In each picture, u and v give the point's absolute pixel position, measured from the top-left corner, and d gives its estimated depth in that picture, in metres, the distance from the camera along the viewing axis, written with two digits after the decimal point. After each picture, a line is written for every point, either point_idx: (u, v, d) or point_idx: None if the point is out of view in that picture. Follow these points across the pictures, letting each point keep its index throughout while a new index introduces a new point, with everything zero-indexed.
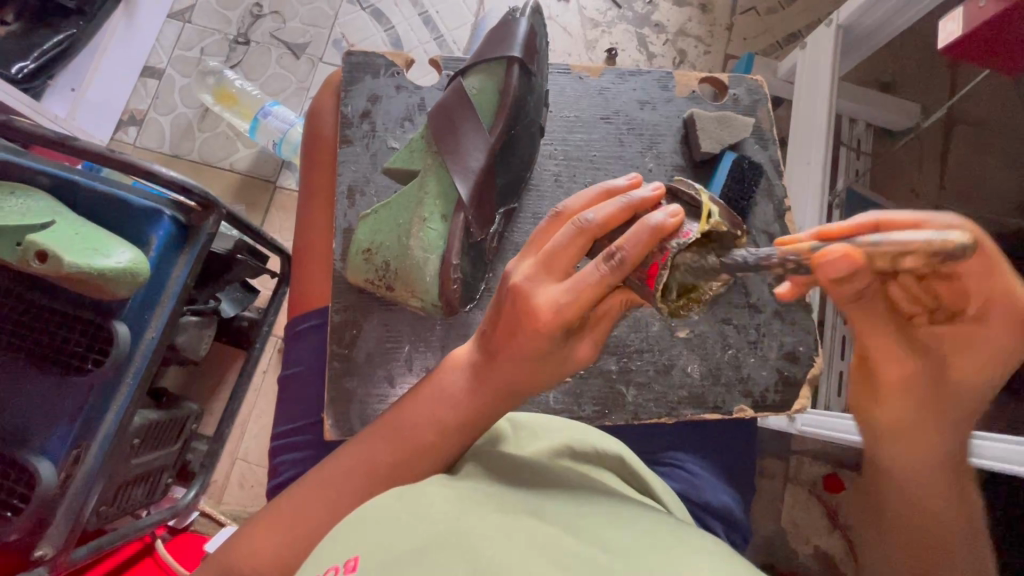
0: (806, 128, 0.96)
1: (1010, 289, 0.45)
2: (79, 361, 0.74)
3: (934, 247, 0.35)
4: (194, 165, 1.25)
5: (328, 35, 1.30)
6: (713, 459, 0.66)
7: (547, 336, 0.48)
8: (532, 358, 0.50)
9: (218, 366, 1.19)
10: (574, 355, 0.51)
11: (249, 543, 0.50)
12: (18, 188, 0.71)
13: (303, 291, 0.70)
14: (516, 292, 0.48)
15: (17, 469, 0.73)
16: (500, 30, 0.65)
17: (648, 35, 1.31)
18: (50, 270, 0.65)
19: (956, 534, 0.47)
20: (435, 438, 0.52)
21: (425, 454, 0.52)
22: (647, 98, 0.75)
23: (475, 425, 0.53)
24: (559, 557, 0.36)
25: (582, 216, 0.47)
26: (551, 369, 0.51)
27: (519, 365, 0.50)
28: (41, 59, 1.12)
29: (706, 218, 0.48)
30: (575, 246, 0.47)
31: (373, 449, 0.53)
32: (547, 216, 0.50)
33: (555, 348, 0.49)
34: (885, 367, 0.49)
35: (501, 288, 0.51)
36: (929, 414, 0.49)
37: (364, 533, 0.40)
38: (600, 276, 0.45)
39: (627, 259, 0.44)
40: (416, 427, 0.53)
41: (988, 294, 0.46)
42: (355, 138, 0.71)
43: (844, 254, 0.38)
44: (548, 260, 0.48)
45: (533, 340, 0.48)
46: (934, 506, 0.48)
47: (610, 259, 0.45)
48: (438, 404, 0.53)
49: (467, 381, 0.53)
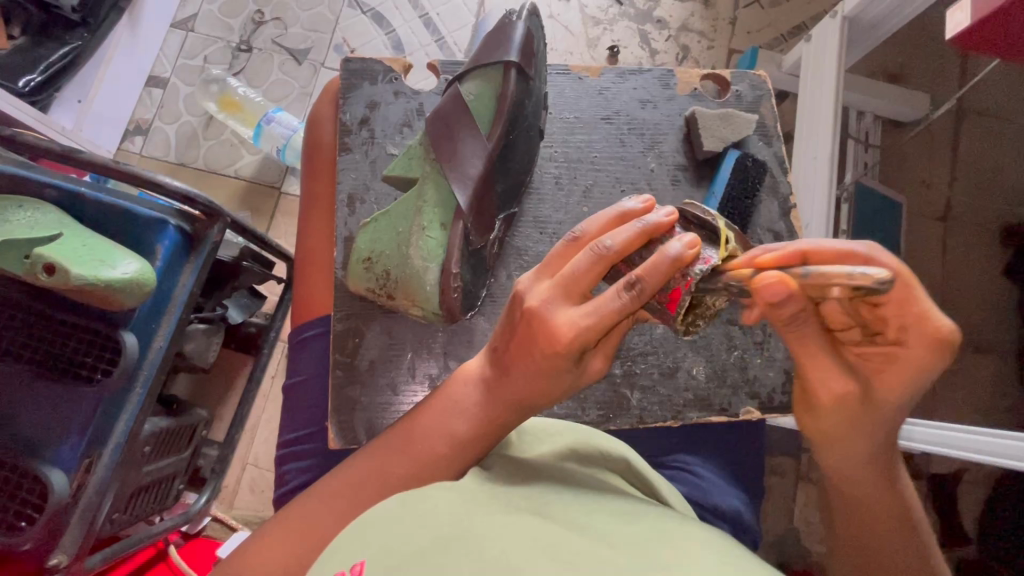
0: (812, 122, 0.94)
1: (928, 315, 0.42)
2: (89, 372, 0.75)
3: (852, 283, 0.34)
4: (199, 173, 1.26)
5: (330, 40, 1.30)
6: (721, 462, 0.65)
7: (566, 360, 0.47)
8: (548, 377, 0.49)
9: (227, 372, 1.20)
10: (589, 373, 0.51)
11: (255, 551, 0.50)
12: (25, 201, 0.72)
13: (306, 299, 0.71)
14: (533, 315, 0.48)
15: (29, 479, 0.74)
16: (496, 34, 0.64)
17: (651, 32, 1.30)
18: (58, 284, 0.66)
19: (899, 529, 0.51)
20: (443, 448, 0.52)
21: (435, 465, 0.52)
22: (648, 97, 0.74)
23: (487, 437, 0.53)
24: (565, 556, 0.36)
25: (601, 243, 0.47)
26: (567, 389, 0.51)
27: (533, 384, 0.50)
28: (47, 72, 1.13)
29: (725, 245, 0.49)
30: (593, 273, 0.47)
31: (384, 461, 0.53)
32: (563, 242, 0.50)
33: (573, 370, 0.49)
34: (820, 393, 0.48)
35: (515, 308, 0.50)
36: (859, 437, 0.49)
37: (368, 539, 0.40)
38: (620, 303, 0.45)
39: (647, 288, 0.44)
40: (428, 438, 0.53)
41: (902, 321, 0.43)
42: (354, 145, 0.71)
43: (779, 280, 0.38)
44: (566, 285, 0.48)
45: (551, 363, 0.48)
46: (880, 506, 0.51)
47: (630, 287, 0.44)
48: (450, 416, 0.53)
49: (480, 396, 0.53)
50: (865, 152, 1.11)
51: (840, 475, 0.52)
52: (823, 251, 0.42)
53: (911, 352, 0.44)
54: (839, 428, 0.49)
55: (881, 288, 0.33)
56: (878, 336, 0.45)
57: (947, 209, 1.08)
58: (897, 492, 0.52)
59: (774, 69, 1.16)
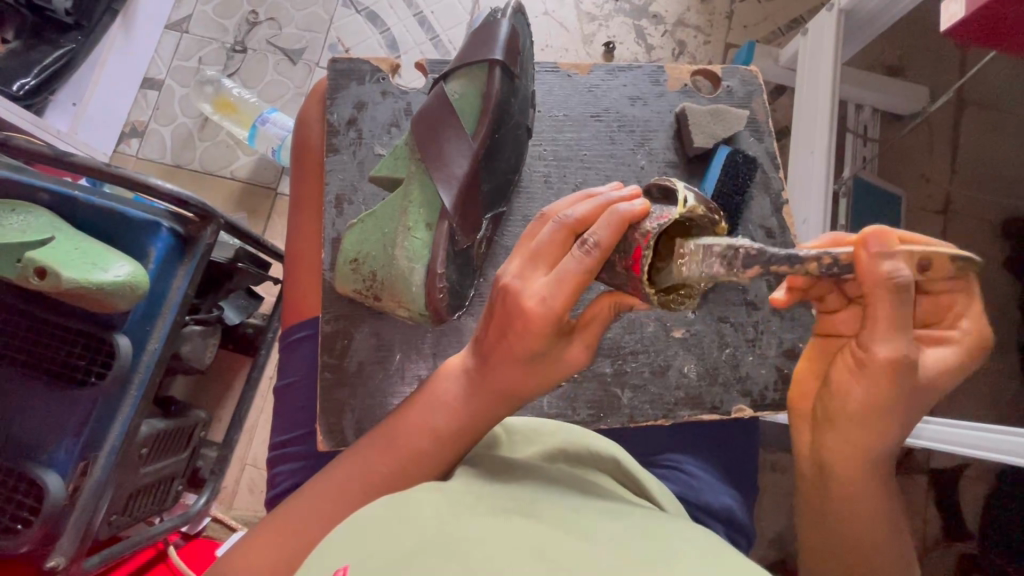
0: (808, 116, 0.93)
1: (985, 318, 0.48)
2: (83, 375, 0.75)
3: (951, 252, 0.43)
4: (195, 175, 1.26)
5: (324, 39, 1.30)
6: (713, 460, 0.65)
7: (537, 337, 0.47)
8: (522, 358, 0.49)
9: (225, 373, 1.20)
10: (567, 361, 0.50)
11: (244, 553, 0.50)
12: (18, 206, 0.72)
13: (296, 301, 0.70)
14: (504, 291, 0.48)
15: (25, 483, 0.74)
16: (481, 32, 0.64)
17: (647, 27, 1.29)
18: (49, 287, 0.66)
19: (875, 519, 0.51)
20: (427, 445, 0.52)
21: (419, 460, 0.52)
22: (638, 94, 0.74)
23: (470, 433, 0.53)
24: (551, 557, 0.36)
25: (562, 214, 0.48)
26: (543, 372, 0.50)
27: (506, 363, 0.50)
28: (42, 75, 1.14)
29: (684, 203, 0.47)
30: (557, 242, 0.47)
31: (371, 460, 0.53)
32: (533, 219, 0.50)
33: (545, 349, 0.49)
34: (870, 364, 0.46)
35: (491, 292, 0.51)
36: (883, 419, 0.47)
37: (353, 543, 0.40)
38: (578, 263, 0.45)
39: (599, 243, 0.45)
40: (412, 436, 0.53)
41: (963, 311, 0.48)
42: (342, 146, 0.71)
43: (888, 233, 0.42)
44: (533, 259, 0.48)
45: (520, 338, 0.48)
46: (868, 507, 0.51)
47: (583, 245, 0.45)
48: (432, 410, 0.53)
49: (462, 389, 0.53)
50: (863, 146, 1.10)
51: (844, 464, 0.50)
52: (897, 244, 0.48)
53: (963, 343, 0.47)
54: (876, 409, 0.47)
55: (967, 262, 0.43)
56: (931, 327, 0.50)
57: (946, 203, 1.07)
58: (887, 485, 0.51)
59: (770, 64, 1.15)
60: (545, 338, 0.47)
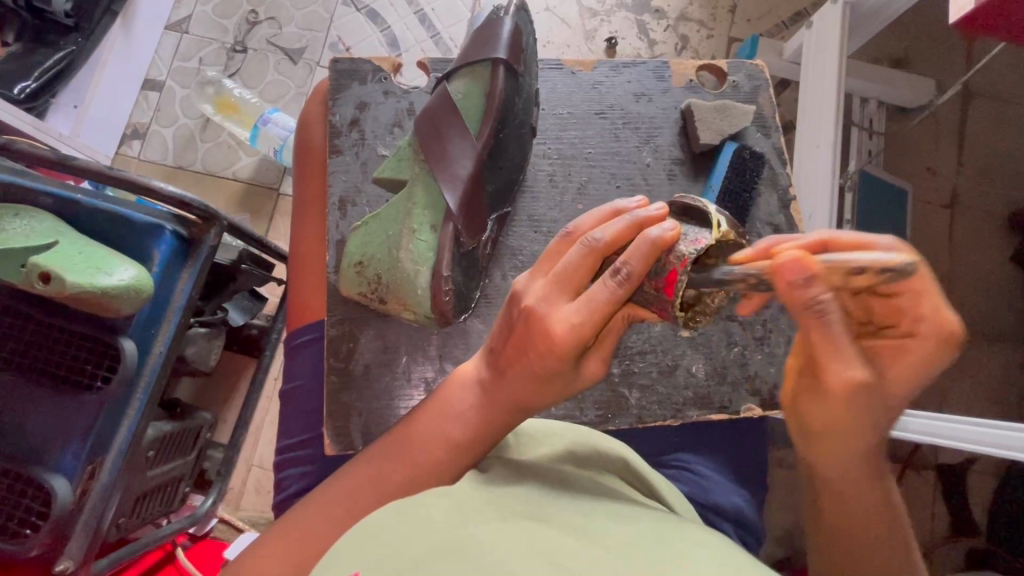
0: (814, 110, 0.92)
1: (942, 311, 0.43)
2: (88, 380, 0.75)
3: (879, 264, 0.37)
4: (197, 176, 1.26)
5: (325, 38, 1.29)
6: (722, 460, 0.65)
7: (561, 359, 0.47)
8: (545, 378, 0.49)
9: (230, 375, 1.20)
10: (587, 376, 0.50)
11: (253, 558, 0.50)
12: (21, 210, 0.72)
13: (300, 303, 0.70)
14: (528, 313, 0.48)
15: (33, 488, 0.74)
16: (483, 30, 0.63)
17: (648, 22, 1.28)
18: (53, 292, 0.66)
19: (881, 531, 0.50)
20: (442, 455, 0.52)
21: (434, 471, 0.51)
22: (643, 90, 0.73)
23: (486, 444, 0.52)
24: (560, 559, 0.36)
25: (591, 235, 0.47)
26: (562, 391, 0.50)
27: (528, 383, 0.50)
28: (42, 78, 1.13)
29: (717, 228, 0.48)
30: (585, 266, 0.47)
31: (382, 470, 0.53)
32: (556, 238, 0.49)
33: (568, 369, 0.48)
34: (828, 381, 0.43)
35: (513, 309, 0.50)
36: (862, 432, 0.46)
37: (363, 549, 0.39)
38: (606, 290, 0.44)
39: (631, 270, 0.44)
40: (426, 445, 0.52)
41: (915, 312, 0.43)
42: (344, 147, 0.71)
43: (798, 258, 0.38)
44: (560, 281, 0.47)
45: (547, 362, 0.48)
46: (872, 518, 0.50)
47: (615, 274, 0.44)
48: (446, 421, 0.53)
49: (477, 400, 0.53)
50: (870, 139, 1.07)
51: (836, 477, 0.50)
52: (842, 240, 0.42)
53: (923, 345, 0.44)
54: (844, 426, 0.46)
55: (906, 269, 0.37)
56: (888, 328, 0.46)
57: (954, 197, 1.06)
58: (883, 494, 0.50)
59: (774, 58, 1.13)
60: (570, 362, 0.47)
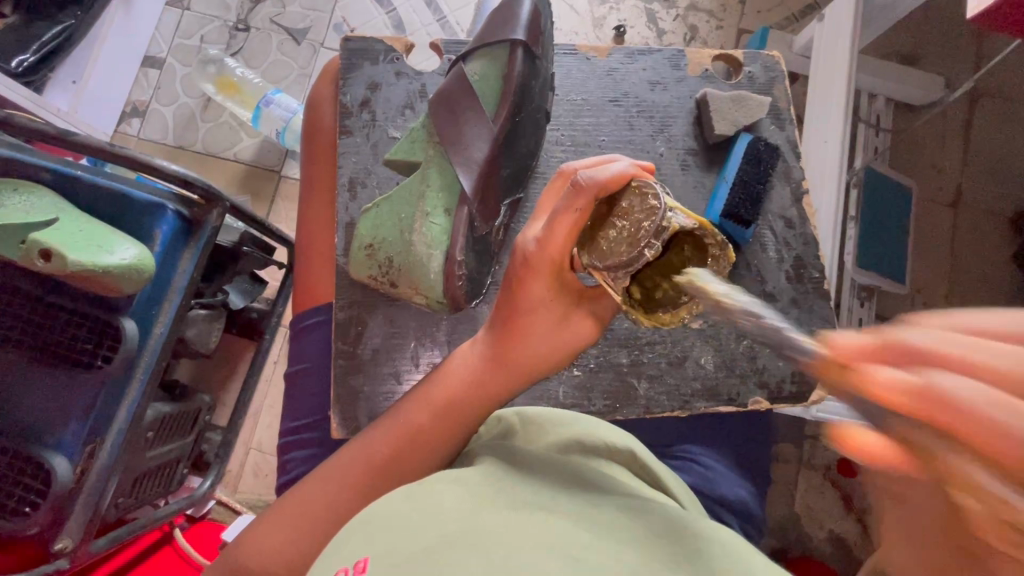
0: (824, 102, 0.91)
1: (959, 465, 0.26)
2: (89, 358, 0.74)
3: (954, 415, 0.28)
4: (198, 156, 1.24)
5: (329, 19, 1.26)
6: (726, 452, 0.65)
7: (538, 285, 0.52)
8: (523, 311, 0.53)
9: (229, 358, 1.19)
10: (552, 313, 0.53)
11: (259, 542, 0.52)
12: (20, 184, 0.70)
13: (309, 287, 0.70)
14: (525, 252, 0.52)
15: (33, 465, 0.73)
16: (502, 11, 0.62)
17: (658, 11, 1.26)
18: (55, 270, 0.64)
19: None
20: (417, 416, 0.55)
21: (418, 434, 0.54)
22: (658, 79, 0.72)
23: (463, 413, 0.54)
24: (572, 553, 0.35)
25: (579, 175, 0.48)
26: (539, 329, 0.53)
27: (512, 325, 0.54)
28: (41, 52, 1.09)
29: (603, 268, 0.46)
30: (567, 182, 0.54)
31: (372, 442, 0.55)
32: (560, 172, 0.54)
33: (551, 309, 0.53)
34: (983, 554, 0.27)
35: (516, 259, 0.53)
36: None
37: (373, 536, 0.39)
38: (572, 211, 0.47)
39: (595, 178, 0.47)
40: (410, 411, 0.55)
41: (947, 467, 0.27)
42: (354, 128, 0.70)
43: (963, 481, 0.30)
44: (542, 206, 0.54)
45: (531, 294, 0.52)
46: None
47: (574, 187, 0.47)
48: (439, 379, 0.56)
49: (470, 355, 0.56)
50: (875, 137, 1.04)
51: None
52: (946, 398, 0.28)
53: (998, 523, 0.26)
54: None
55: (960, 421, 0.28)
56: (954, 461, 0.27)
57: (957, 195, 1.03)
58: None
59: (784, 50, 1.13)
60: (553, 304, 0.53)
